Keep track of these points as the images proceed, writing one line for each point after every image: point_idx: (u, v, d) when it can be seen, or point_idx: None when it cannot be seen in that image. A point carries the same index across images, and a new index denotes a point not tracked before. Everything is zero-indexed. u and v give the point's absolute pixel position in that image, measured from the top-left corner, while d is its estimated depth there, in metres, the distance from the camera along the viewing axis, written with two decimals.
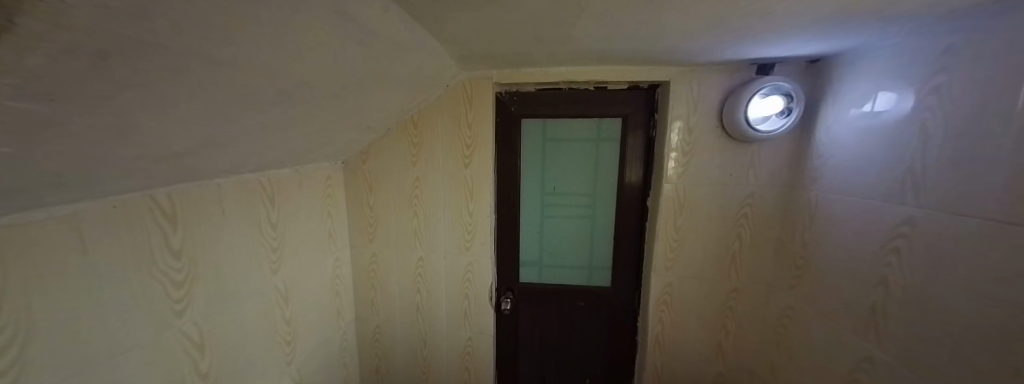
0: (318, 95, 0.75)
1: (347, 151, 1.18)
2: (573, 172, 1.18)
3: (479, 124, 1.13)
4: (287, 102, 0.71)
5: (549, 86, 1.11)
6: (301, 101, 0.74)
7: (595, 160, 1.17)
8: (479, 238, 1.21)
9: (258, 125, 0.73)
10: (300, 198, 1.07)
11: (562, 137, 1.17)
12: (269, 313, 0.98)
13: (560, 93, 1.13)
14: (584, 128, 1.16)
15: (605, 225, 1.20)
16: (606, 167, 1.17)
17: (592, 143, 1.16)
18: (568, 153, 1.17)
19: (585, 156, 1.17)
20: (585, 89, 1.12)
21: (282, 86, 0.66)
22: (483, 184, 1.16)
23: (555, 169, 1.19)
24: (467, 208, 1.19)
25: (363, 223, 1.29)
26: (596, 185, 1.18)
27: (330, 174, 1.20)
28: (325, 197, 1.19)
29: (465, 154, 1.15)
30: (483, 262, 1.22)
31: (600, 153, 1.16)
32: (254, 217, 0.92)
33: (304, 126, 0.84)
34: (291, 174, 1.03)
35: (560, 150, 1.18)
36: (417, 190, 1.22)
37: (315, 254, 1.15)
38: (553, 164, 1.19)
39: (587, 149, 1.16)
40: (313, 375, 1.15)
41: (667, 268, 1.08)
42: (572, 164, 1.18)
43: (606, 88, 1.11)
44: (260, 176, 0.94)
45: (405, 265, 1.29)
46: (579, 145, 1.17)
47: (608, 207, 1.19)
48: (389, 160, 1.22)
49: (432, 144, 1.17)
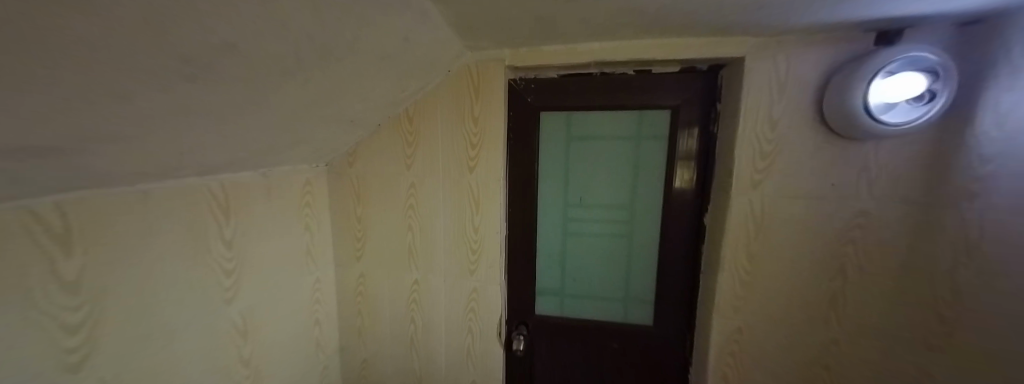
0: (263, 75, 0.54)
1: (329, 151, 0.98)
2: (605, 180, 0.93)
3: (488, 118, 0.90)
4: (222, 85, 0.51)
5: (576, 70, 0.87)
6: (241, 84, 0.53)
7: (634, 165, 0.91)
8: (487, 260, 0.97)
9: (182, 117, 0.53)
10: (266, 210, 0.88)
11: (591, 135, 0.92)
12: (222, 354, 0.78)
13: (589, 80, 0.89)
14: (620, 124, 0.90)
15: (646, 247, 0.94)
16: (649, 173, 0.91)
17: (631, 143, 0.90)
18: (598, 155, 0.92)
19: (621, 159, 0.91)
20: (623, 73, 0.87)
21: (211, 67, 0.45)
22: (491, 193, 0.93)
23: (581, 176, 0.94)
24: (473, 223, 0.96)
25: (350, 237, 1.08)
26: (635, 197, 0.92)
27: (309, 178, 1.00)
28: (303, 207, 0.99)
29: (470, 155, 0.93)
30: (491, 289, 0.99)
31: (641, 156, 0.90)
32: (200, 235, 0.72)
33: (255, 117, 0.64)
34: (253, 178, 0.84)
35: (589, 151, 0.93)
36: (411, 199, 1.00)
37: (288, 275, 0.95)
38: (579, 170, 0.94)
39: (623, 151, 0.91)
40: None
41: (734, 309, 0.80)
42: (604, 170, 0.93)
43: (651, 72, 0.85)
44: (211, 181, 0.74)
45: (398, 289, 1.08)
46: (613, 146, 0.91)
47: (650, 224, 0.93)
48: (379, 164, 1.01)
49: (430, 143, 0.95)
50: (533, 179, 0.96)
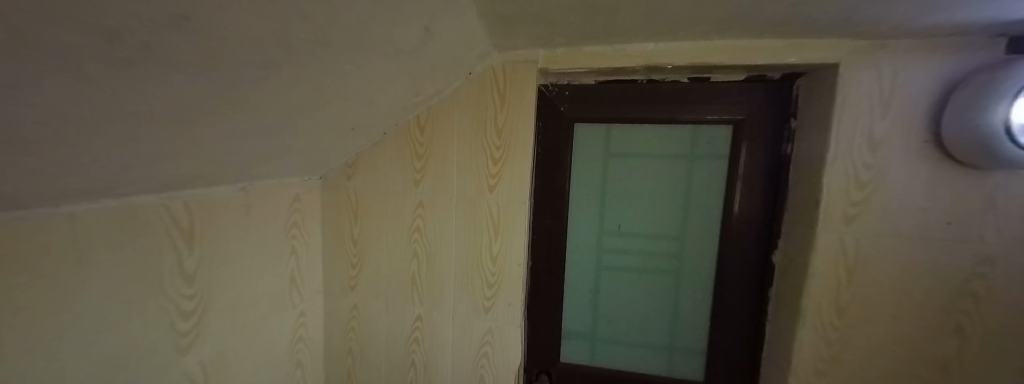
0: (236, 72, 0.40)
1: (324, 163, 0.83)
2: (649, 206, 0.78)
3: (514, 129, 0.76)
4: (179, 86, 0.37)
5: (619, 76, 0.73)
6: (208, 84, 0.39)
7: (686, 189, 0.76)
8: (505, 297, 0.82)
9: (121, 125, 0.38)
10: (242, 233, 0.72)
11: (635, 152, 0.77)
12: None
13: (634, 89, 0.75)
14: (670, 140, 0.76)
15: (697, 287, 0.79)
16: (703, 200, 0.76)
17: (683, 163, 0.76)
18: (642, 177, 0.78)
19: (671, 182, 0.77)
20: (675, 81, 0.73)
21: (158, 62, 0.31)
22: (514, 218, 0.78)
23: (621, 200, 0.80)
24: (490, 252, 0.81)
25: (344, 263, 0.92)
26: (686, 227, 0.77)
27: (299, 194, 0.85)
28: (290, 228, 0.83)
29: (490, 173, 0.78)
30: (509, 331, 0.83)
31: (694, 179, 0.76)
32: (151, 271, 0.56)
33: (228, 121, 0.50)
34: (228, 195, 0.68)
35: (631, 171, 0.78)
36: (418, 222, 0.85)
37: (266, 311, 0.79)
38: (618, 193, 0.80)
39: (673, 172, 0.76)
40: None
41: (816, 375, 0.65)
42: (649, 194, 0.78)
43: (709, 80, 0.72)
44: (174, 200, 0.59)
45: (397, 327, 0.91)
46: (661, 166, 0.77)
47: (703, 260, 0.78)
48: (382, 178, 0.86)
49: (444, 157, 0.81)
50: (563, 202, 0.81)
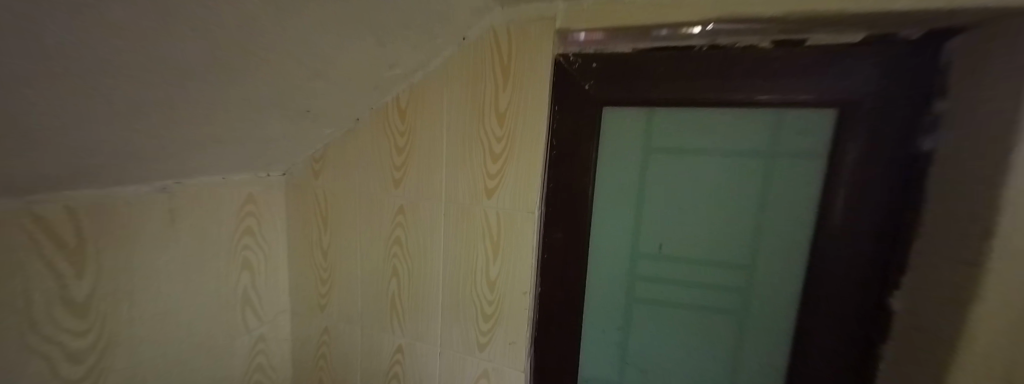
0: (32, 49, 0.22)
1: (281, 155, 0.65)
2: (705, 223, 0.57)
3: (521, 115, 0.56)
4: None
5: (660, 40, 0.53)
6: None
7: (761, 200, 0.54)
8: (505, 334, 0.63)
9: None
10: (166, 248, 0.56)
11: (688, 149, 0.56)
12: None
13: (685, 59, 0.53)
14: (743, 131, 0.53)
15: (768, 334, 0.58)
16: (786, 215, 0.54)
17: (758, 164, 0.54)
18: (697, 182, 0.57)
19: (738, 191, 0.55)
20: (749, 46, 0.50)
21: None
22: (520, 234, 0.59)
23: (664, 212, 0.59)
24: (487, 276, 0.62)
25: (313, 279, 0.76)
26: (757, 253, 0.56)
27: (253, 194, 0.67)
28: (240, 236, 0.67)
29: (489, 173, 0.59)
30: (509, 377, 0.64)
31: (774, 187, 0.54)
32: (13, 312, 0.41)
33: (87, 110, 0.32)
34: (140, 198, 0.52)
35: (680, 175, 0.57)
36: (398, 232, 0.67)
37: (206, 341, 0.64)
38: (660, 203, 0.59)
39: (743, 177, 0.55)
40: None
41: None
42: (706, 206, 0.57)
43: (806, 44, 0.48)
44: (54, 209, 0.44)
45: (372, 361, 0.75)
46: (726, 167, 0.55)
47: (777, 297, 0.57)
48: (354, 177, 0.68)
49: (430, 151, 0.62)
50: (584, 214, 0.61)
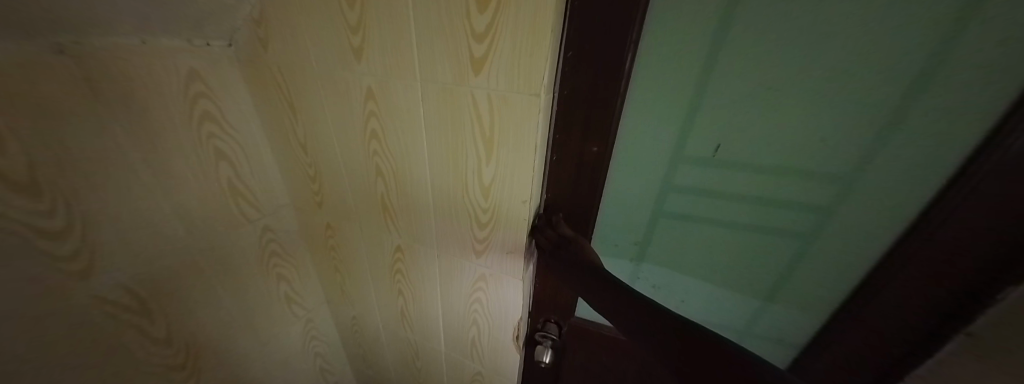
0: None
1: (205, 10, 0.49)
2: (797, 126, 0.38)
3: None
4: None
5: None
6: None
7: (915, 90, 0.33)
8: (502, 243, 0.55)
9: None
10: (107, 129, 0.48)
11: (815, 2, 0.32)
12: (113, 336, 0.56)
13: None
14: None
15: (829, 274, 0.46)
16: (952, 119, 0.33)
17: (950, 17, 0.29)
18: (808, 61, 0.35)
19: (883, 81, 0.33)
20: None
21: None
22: (519, 130, 0.43)
23: (734, 107, 0.40)
24: (480, 179, 0.50)
25: (302, 174, 0.69)
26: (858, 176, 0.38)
27: (196, 68, 0.55)
28: (200, 121, 0.57)
29: (475, 36, 0.40)
30: (507, 283, 0.60)
31: (952, 70, 0.31)
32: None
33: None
34: (35, 62, 0.41)
35: (783, 49, 0.35)
36: (372, 123, 0.54)
37: (205, 228, 0.63)
38: (731, 94, 0.39)
39: (904, 49, 0.31)
40: (252, 377, 0.83)
41: None
42: (811, 101, 0.36)
43: None
44: None
45: (376, 256, 0.74)
46: (877, 33, 0.32)
47: (863, 230, 0.42)
48: (307, 48, 0.51)
49: (393, 1, 0.42)
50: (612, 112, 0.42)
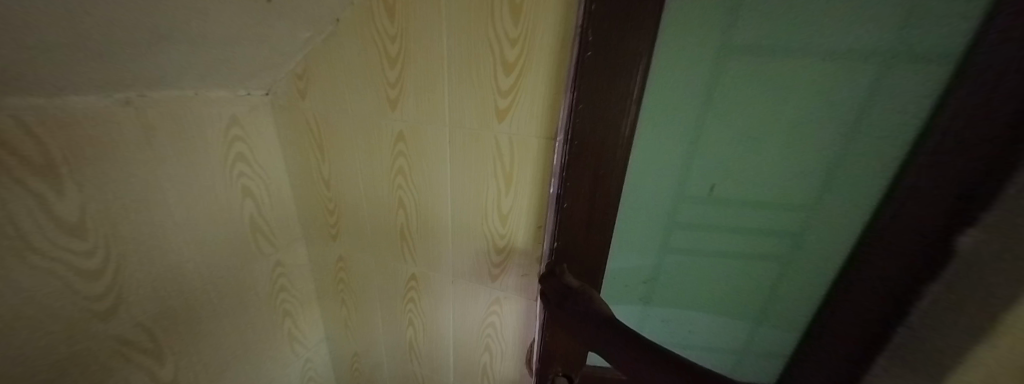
0: None
1: (255, 66, 0.56)
2: (778, 166, 0.44)
3: (541, 11, 0.44)
4: None
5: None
6: None
7: None
8: (518, 267, 0.61)
9: None
10: (155, 171, 0.52)
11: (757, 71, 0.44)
12: (124, 378, 0.55)
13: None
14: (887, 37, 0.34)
15: None
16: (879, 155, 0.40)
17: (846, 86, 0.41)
18: (778, 111, 0.42)
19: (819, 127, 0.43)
20: None
21: None
22: (537, 165, 0.52)
23: (721, 150, 0.46)
24: (499, 208, 0.57)
25: (320, 207, 0.73)
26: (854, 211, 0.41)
27: (237, 114, 0.61)
28: (233, 161, 0.62)
29: (502, 91, 0.49)
30: (521, 306, 0.65)
31: None
32: (21, 229, 0.41)
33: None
34: (102, 110, 0.46)
35: (755, 98, 0.42)
36: (400, 161, 0.61)
37: (224, 263, 0.65)
38: (722, 136, 0.45)
39: None
40: None
41: None
42: (783, 148, 0.43)
43: None
44: (35, 126, 0.40)
45: (389, 286, 0.77)
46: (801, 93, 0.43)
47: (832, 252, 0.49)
48: (345, 97, 0.59)
49: (430, 64, 0.51)
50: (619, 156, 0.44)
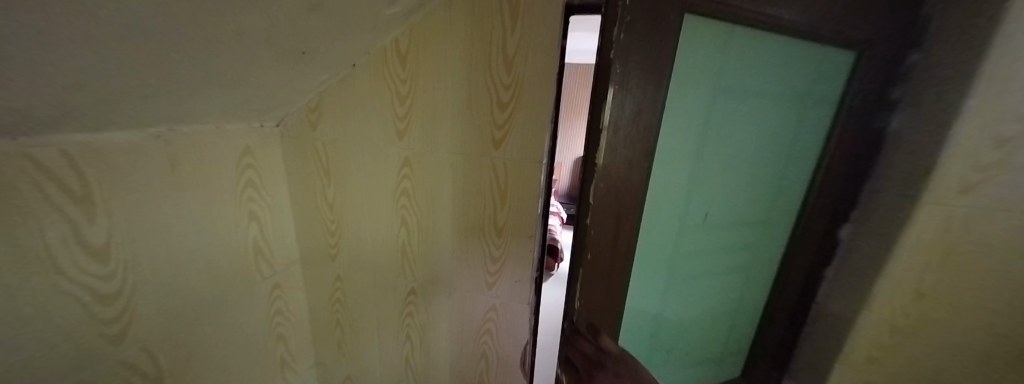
0: None
1: (274, 102, 0.63)
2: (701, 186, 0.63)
3: (528, 64, 0.56)
4: None
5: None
6: None
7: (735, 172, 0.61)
8: (512, 273, 0.70)
9: None
10: (173, 198, 0.56)
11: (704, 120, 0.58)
12: None
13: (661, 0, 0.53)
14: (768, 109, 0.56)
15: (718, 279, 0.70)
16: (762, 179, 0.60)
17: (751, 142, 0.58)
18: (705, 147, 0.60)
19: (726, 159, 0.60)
20: None
21: None
22: (528, 184, 0.62)
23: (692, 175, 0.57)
24: (495, 222, 0.67)
25: (321, 228, 0.78)
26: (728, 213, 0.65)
27: (250, 144, 0.66)
28: (243, 187, 0.66)
29: (497, 124, 0.60)
30: (515, 309, 0.73)
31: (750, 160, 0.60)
32: (52, 253, 0.43)
33: (49, 22, 0.29)
34: (133, 143, 0.50)
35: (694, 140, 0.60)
36: (405, 183, 0.68)
37: (226, 286, 0.67)
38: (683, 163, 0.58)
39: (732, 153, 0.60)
40: None
41: (868, 365, 0.57)
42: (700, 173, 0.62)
43: None
44: (76, 157, 0.44)
45: (387, 302, 0.81)
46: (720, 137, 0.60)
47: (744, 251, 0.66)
48: (355, 129, 0.67)
49: (436, 102, 0.61)
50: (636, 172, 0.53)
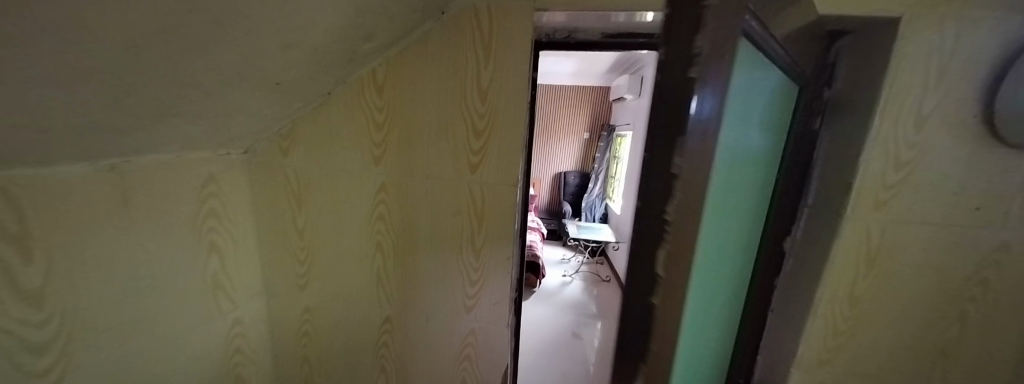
0: None
1: (243, 131, 0.61)
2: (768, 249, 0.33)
3: (501, 96, 0.60)
4: None
5: (614, 25, 0.64)
6: None
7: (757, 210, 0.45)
8: (490, 295, 0.70)
9: None
10: (125, 232, 0.52)
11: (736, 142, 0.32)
12: None
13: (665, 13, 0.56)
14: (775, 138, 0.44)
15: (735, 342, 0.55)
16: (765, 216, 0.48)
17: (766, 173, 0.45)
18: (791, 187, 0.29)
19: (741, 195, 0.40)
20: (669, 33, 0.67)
21: None
22: (504, 206, 0.65)
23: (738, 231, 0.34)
24: (472, 245, 0.68)
25: (289, 257, 0.74)
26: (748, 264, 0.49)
27: (214, 172, 0.63)
28: (204, 217, 0.63)
29: (473, 151, 0.63)
30: (494, 332, 0.73)
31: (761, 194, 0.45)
32: None
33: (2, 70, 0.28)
34: (84, 178, 0.47)
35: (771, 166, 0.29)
36: (381, 209, 0.68)
37: (180, 326, 0.61)
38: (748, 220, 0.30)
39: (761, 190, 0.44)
40: None
41: (818, 365, 0.62)
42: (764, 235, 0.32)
43: None
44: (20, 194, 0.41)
45: (359, 333, 0.78)
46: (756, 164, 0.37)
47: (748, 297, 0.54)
48: (328, 155, 0.66)
49: (413, 130, 0.63)
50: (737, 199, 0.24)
